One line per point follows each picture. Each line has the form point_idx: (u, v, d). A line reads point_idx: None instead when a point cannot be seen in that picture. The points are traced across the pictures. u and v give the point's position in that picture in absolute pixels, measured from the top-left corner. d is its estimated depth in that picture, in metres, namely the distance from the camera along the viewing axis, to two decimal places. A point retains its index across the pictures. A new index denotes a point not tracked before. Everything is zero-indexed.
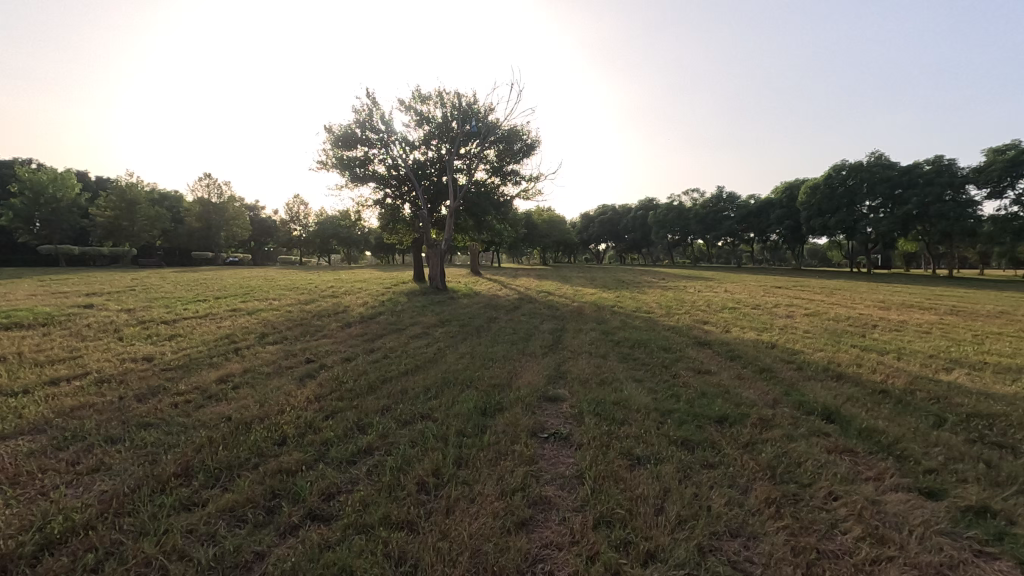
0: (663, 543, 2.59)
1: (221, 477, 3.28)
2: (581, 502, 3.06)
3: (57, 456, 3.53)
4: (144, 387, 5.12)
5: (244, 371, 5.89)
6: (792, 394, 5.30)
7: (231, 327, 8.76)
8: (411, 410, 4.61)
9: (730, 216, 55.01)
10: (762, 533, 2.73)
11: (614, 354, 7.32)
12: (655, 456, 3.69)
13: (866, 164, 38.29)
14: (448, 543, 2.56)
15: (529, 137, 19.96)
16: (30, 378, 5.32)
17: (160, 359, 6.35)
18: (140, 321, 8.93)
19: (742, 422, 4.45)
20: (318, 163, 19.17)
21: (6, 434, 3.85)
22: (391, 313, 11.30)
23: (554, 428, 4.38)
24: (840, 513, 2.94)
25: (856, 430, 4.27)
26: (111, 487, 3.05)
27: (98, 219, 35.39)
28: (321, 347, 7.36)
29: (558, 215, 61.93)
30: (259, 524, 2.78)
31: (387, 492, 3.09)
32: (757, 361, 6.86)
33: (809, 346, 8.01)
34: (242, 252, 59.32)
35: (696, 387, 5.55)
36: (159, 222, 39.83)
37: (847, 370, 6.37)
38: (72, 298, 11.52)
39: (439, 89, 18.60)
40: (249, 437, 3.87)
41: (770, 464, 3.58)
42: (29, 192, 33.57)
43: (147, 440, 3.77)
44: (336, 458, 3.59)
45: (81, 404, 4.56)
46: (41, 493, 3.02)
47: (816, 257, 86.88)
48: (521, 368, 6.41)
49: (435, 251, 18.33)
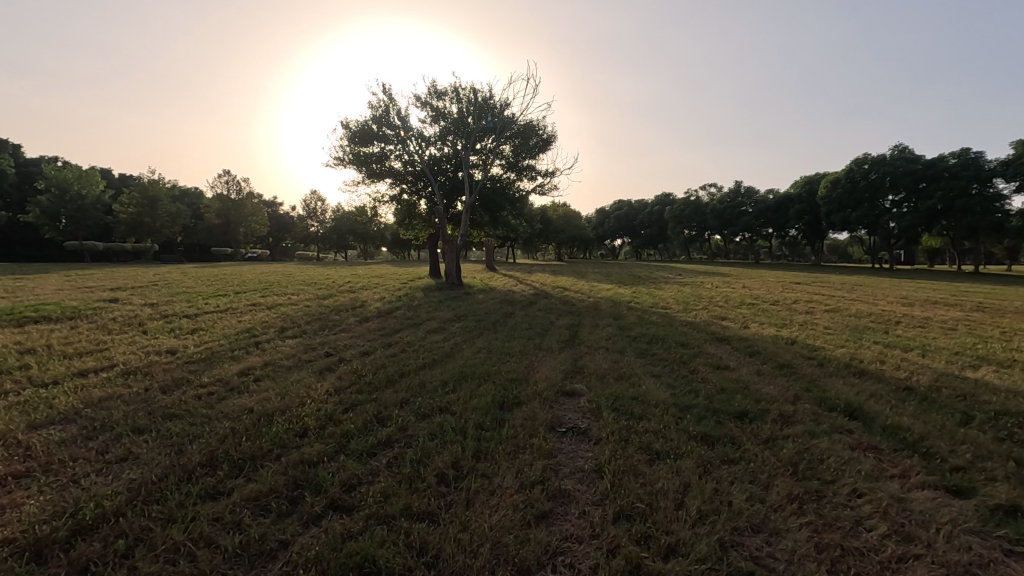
0: (683, 537, 2.58)
1: (245, 467, 3.34)
2: (601, 495, 3.06)
3: (87, 445, 3.63)
4: (168, 379, 5.21)
5: (264, 364, 5.97)
6: (813, 390, 5.23)
7: (252, 321, 8.86)
8: (430, 404, 4.63)
9: (748, 212, 54.25)
10: (784, 529, 2.70)
11: (630, 350, 7.30)
12: (674, 451, 3.67)
13: (889, 157, 37.44)
14: (469, 535, 2.57)
15: (545, 132, 19.87)
16: (59, 370, 5.44)
17: (182, 352, 6.45)
18: (163, 315, 9.11)
19: (762, 418, 4.40)
20: (335, 159, 19.33)
21: (38, 423, 3.97)
22: (408, 308, 11.39)
23: (573, 422, 4.37)
24: (865, 509, 2.90)
25: (880, 428, 4.20)
26: (139, 475, 3.13)
27: (121, 216, 36.02)
28: (339, 342, 7.45)
29: (573, 212, 61.67)
30: (282, 514, 2.83)
31: (407, 484, 3.12)
32: (777, 357, 6.78)
33: (829, 343, 7.87)
34: (260, 247, 60.12)
35: (715, 382, 5.51)
36: (179, 219, 40.46)
37: (870, 367, 6.28)
38: (96, 293, 11.73)
39: (455, 84, 18.57)
40: (271, 429, 3.92)
41: (792, 460, 3.55)
42: (55, 189, 34.23)
43: (172, 431, 3.84)
44: (356, 450, 3.63)
45: (108, 395, 4.68)
46: (72, 480, 3.10)
47: (837, 254, 85.65)
48: (538, 363, 6.41)
49: (451, 246, 18.37)
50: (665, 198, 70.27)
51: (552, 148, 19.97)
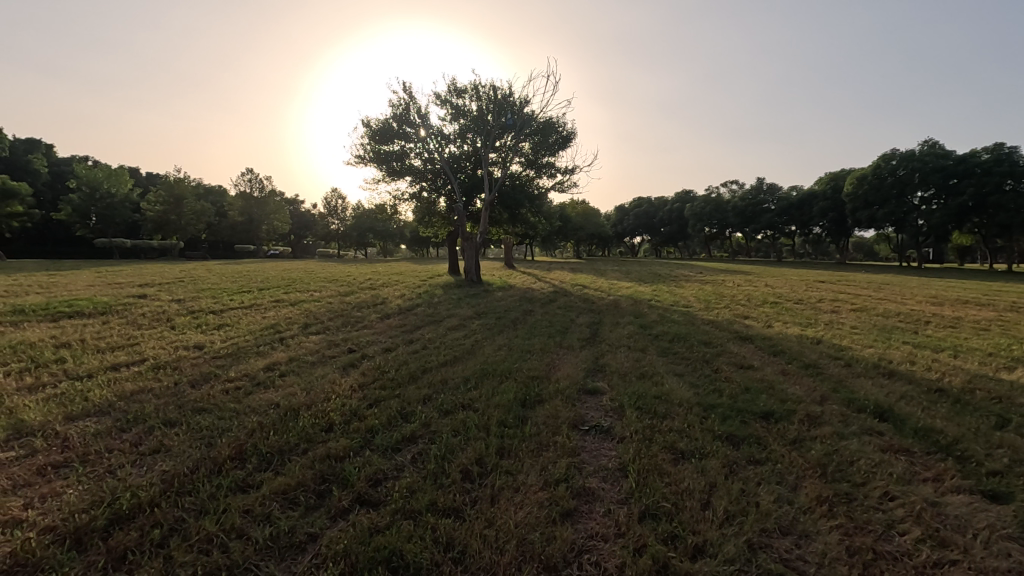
0: (711, 537, 2.56)
1: (273, 461, 3.40)
2: (626, 494, 3.05)
3: (121, 437, 3.73)
4: (196, 373, 5.33)
5: (289, 360, 6.06)
6: (841, 391, 5.14)
7: (276, 317, 9.03)
8: (452, 400, 4.66)
9: (770, 209, 53.25)
10: (813, 531, 2.66)
11: (652, 348, 7.26)
12: (699, 451, 3.63)
13: (918, 153, 36.26)
14: (495, 531, 2.59)
15: (565, 129, 19.70)
16: (93, 363, 5.60)
17: (209, 347, 6.59)
18: (190, 311, 9.31)
19: (789, 418, 4.34)
20: (356, 158, 19.50)
21: (75, 415, 4.10)
22: (429, 305, 11.43)
23: (596, 420, 4.36)
24: (897, 513, 2.84)
25: (912, 430, 4.11)
26: (171, 467, 3.20)
27: (149, 214, 36.93)
28: (362, 338, 7.55)
29: (591, 210, 61.40)
30: (310, 507, 2.88)
31: (433, 479, 3.14)
32: (803, 357, 6.66)
33: (857, 343, 7.70)
34: (283, 245, 61.23)
35: (739, 381, 5.45)
36: (205, 216, 41.29)
37: (900, 367, 6.13)
38: (125, 289, 12.05)
39: (475, 81, 18.50)
40: (297, 424, 3.98)
41: (820, 461, 3.48)
42: (86, 188, 35.24)
43: (202, 425, 3.93)
44: (382, 445, 3.67)
45: (140, 389, 4.79)
46: (107, 471, 3.19)
47: (862, 250, 84.21)
48: (559, 361, 6.41)
49: (470, 243, 18.34)
50: (685, 196, 69.44)
51: (572, 145, 19.79)
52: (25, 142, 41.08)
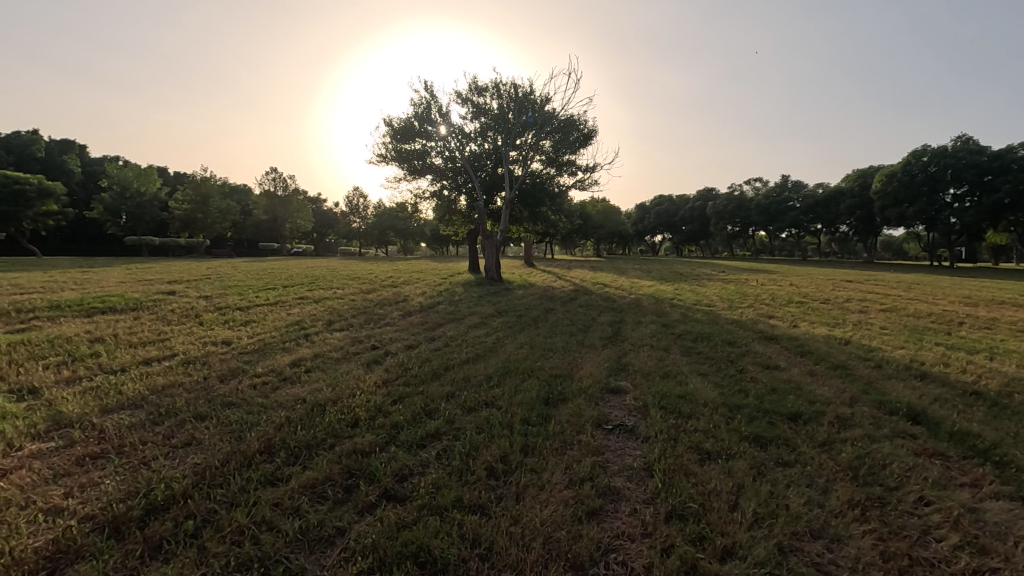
0: (740, 540, 2.52)
1: (301, 455, 3.45)
2: (651, 494, 3.03)
3: (154, 430, 3.82)
4: (225, 368, 5.44)
5: (315, 356, 6.16)
6: (871, 392, 5.03)
7: (301, 314, 9.16)
8: (476, 398, 4.66)
9: (795, 207, 52.28)
10: (846, 536, 2.61)
11: (676, 347, 7.19)
12: (725, 452, 3.58)
13: (951, 149, 35.22)
14: (521, 529, 2.59)
15: (586, 126, 19.51)
16: (126, 358, 5.75)
17: (237, 343, 6.73)
18: (218, 307, 9.53)
19: (817, 420, 4.25)
20: (378, 156, 19.67)
21: (110, 407, 4.22)
22: (450, 303, 11.50)
23: (619, 419, 4.33)
24: (933, 518, 2.77)
25: (946, 433, 4.00)
26: (202, 460, 3.27)
27: (177, 213, 37.83)
28: (385, 335, 7.61)
29: (611, 208, 61.08)
30: (338, 501, 2.91)
31: (458, 476, 3.16)
32: (831, 358, 6.52)
33: (887, 344, 7.52)
34: (306, 244, 62.26)
35: (765, 382, 5.37)
36: (230, 215, 42.14)
37: (932, 369, 5.97)
38: (154, 286, 12.33)
39: (496, 80, 18.48)
40: (324, 418, 4.05)
41: (852, 464, 3.41)
42: (117, 187, 36.32)
43: (231, 419, 4.01)
44: (406, 441, 3.69)
45: (172, 382, 4.93)
46: (142, 462, 3.27)
47: (891, 250, 82.30)
48: (581, 360, 6.38)
49: (491, 241, 18.35)
50: (708, 193, 68.53)
51: (593, 142, 19.66)
52: (59, 144, 42.54)
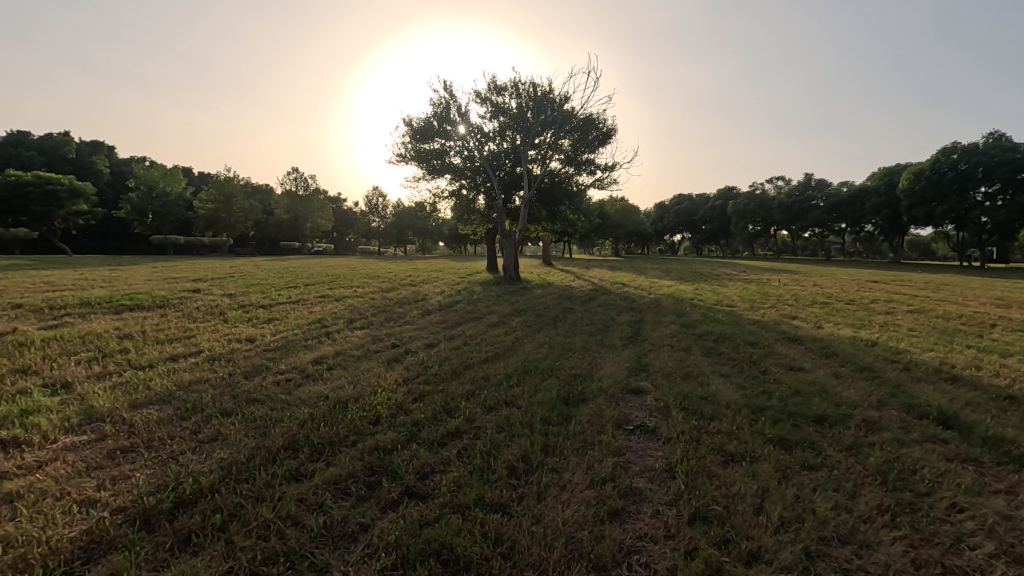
0: (766, 544, 2.48)
1: (325, 452, 3.49)
2: (674, 496, 3.00)
3: (182, 425, 3.90)
4: (249, 365, 5.53)
5: (336, 354, 6.22)
6: (900, 396, 4.90)
7: (322, 312, 9.28)
8: (496, 396, 4.67)
9: (819, 206, 51.35)
10: (875, 542, 2.55)
11: (697, 348, 7.11)
12: (749, 454, 3.53)
13: (982, 146, 34.26)
14: (543, 529, 2.58)
15: (605, 125, 19.35)
16: (153, 354, 5.88)
17: (260, 340, 6.83)
18: (241, 305, 9.70)
19: (844, 423, 4.17)
20: (397, 156, 19.80)
21: (138, 402, 4.32)
22: (468, 301, 11.54)
23: (640, 420, 4.30)
24: (966, 526, 2.70)
25: (980, 439, 3.89)
26: (229, 455, 3.33)
27: (201, 212, 38.62)
28: (404, 333, 7.65)
29: (630, 207, 60.72)
30: (361, 497, 2.94)
31: (479, 475, 3.16)
32: (857, 359, 6.39)
33: (915, 345, 7.36)
34: (326, 243, 63.12)
35: (789, 384, 5.27)
36: (253, 214, 42.87)
37: (963, 373, 5.81)
38: (180, 284, 12.60)
39: (514, 79, 18.43)
40: (347, 416, 4.09)
41: (880, 468, 3.34)
42: (144, 187, 37.20)
43: (256, 415, 4.08)
44: (428, 439, 3.72)
45: (197, 378, 5.03)
46: (170, 457, 3.34)
47: (918, 249, 80.28)
48: (601, 360, 6.34)
49: (509, 240, 18.31)
50: (728, 192, 67.56)
51: (612, 141, 19.52)
52: (90, 146, 43.86)
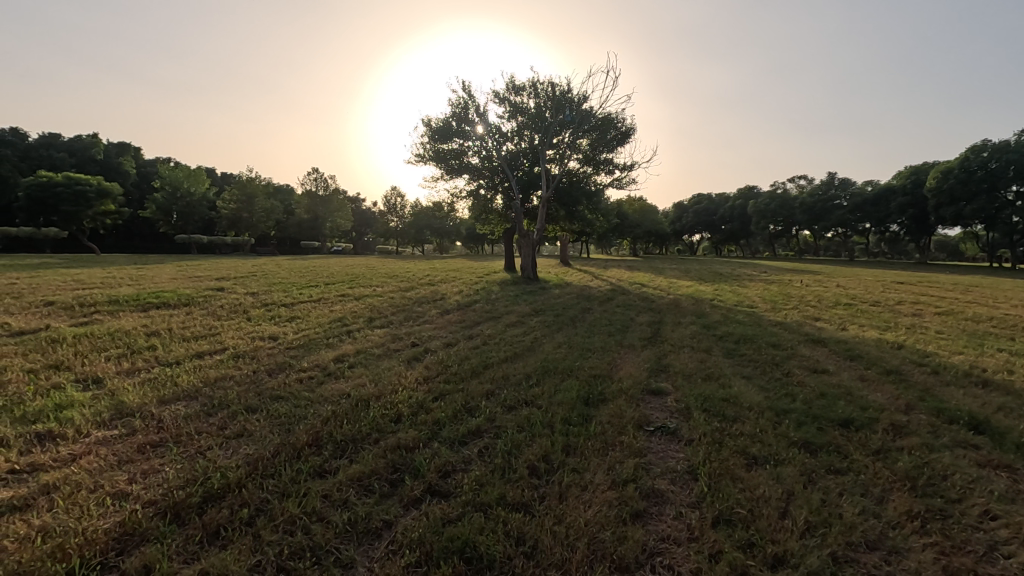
0: (792, 548, 2.45)
1: (347, 449, 3.53)
2: (696, 498, 2.97)
3: (208, 420, 3.98)
4: (272, 363, 5.63)
5: (357, 352, 6.29)
6: (928, 400, 4.79)
7: (342, 311, 9.36)
8: (516, 396, 4.68)
9: (842, 205, 50.43)
10: (905, 548, 2.50)
11: (718, 349, 7.04)
12: (773, 457, 3.48)
13: (1013, 143, 33.29)
14: (565, 528, 2.58)
15: (624, 124, 19.23)
16: (179, 351, 6.01)
17: (282, 338, 6.93)
18: (264, 304, 9.84)
19: (871, 427, 4.09)
20: (416, 156, 19.92)
21: (167, 398, 4.41)
22: (487, 301, 11.54)
23: (661, 421, 4.27)
24: (1001, 534, 2.63)
25: (1014, 445, 3.78)
26: (255, 451, 3.39)
27: (224, 212, 39.29)
28: (424, 333, 7.69)
29: (648, 207, 60.28)
30: (384, 495, 2.97)
31: (500, 474, 3.17)
32: (883, 362, 6.26)
33: (943, 348, 7.19)
34: (346, 242, 63.76)
35: (813, 386, 5.18)
36: (274, 214, 43.48)
37: (994, 376, 5.66)
38: (205, 283, 12.84)
39: (533, 79, 18.40)
40: (368, 414, 4.13)
41: (909, 474, 3.27)
42: (169, 187, 37.97)
43: (280, 412, 4.14)
44: (448, 438, 3.74)
45: (222, 375, 5.12)
46: (198, 452, 3.41)
47: (945, 250, 78.29)
48: (620, 360, 6.31)
49: (527, 240, 18.30)
50: (749, 192, 66.57)
51: (631, 140, 19.40)
52: (117, 146, 45.03)
